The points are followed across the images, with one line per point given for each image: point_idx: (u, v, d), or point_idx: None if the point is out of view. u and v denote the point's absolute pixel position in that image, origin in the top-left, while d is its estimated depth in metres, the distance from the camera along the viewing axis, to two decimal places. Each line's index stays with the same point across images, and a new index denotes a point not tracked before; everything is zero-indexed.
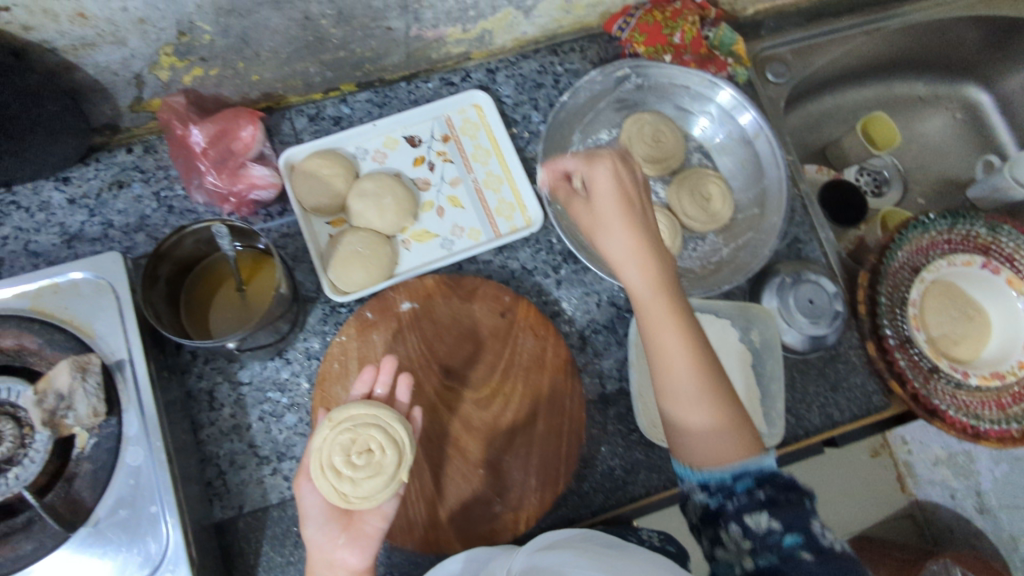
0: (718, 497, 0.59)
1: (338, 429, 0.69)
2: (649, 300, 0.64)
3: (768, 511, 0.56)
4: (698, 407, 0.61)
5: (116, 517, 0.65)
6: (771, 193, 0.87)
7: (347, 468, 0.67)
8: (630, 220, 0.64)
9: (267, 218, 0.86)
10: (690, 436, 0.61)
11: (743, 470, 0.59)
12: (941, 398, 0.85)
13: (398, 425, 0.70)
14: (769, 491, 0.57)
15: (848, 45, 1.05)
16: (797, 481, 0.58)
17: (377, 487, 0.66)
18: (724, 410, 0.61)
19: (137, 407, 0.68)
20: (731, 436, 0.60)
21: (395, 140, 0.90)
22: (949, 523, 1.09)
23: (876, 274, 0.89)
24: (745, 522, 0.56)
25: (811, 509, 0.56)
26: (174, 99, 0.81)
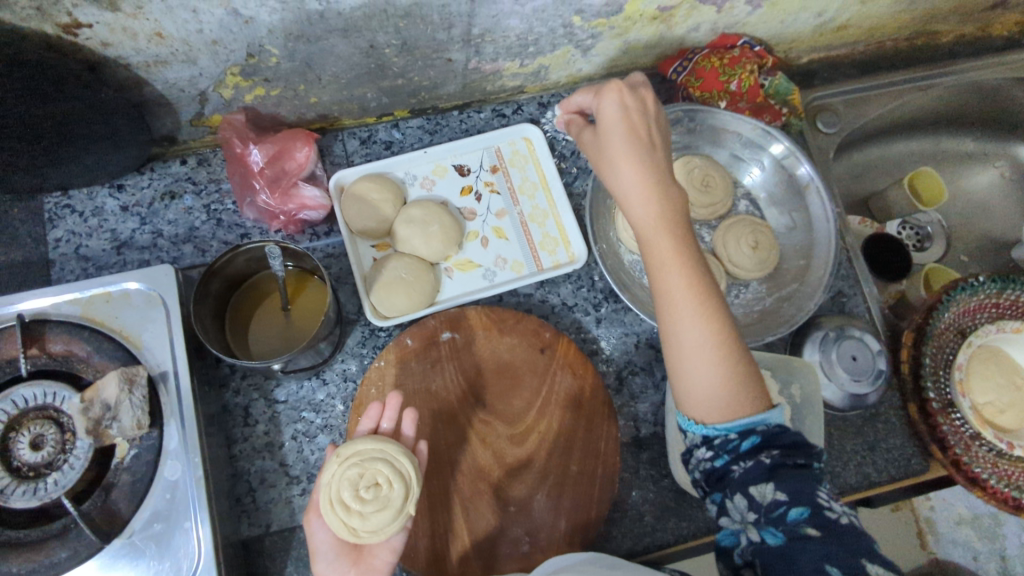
0: (725, 458, 0.56)
1: (345, 464, 0.68)
2: (653, 237, 0.60)
3: (774, 482, 0.53)
4: (702, 356, 0.57)
5: (150, 531, 0.65)
6: (818, 245, 0.87)
7: (355, 502, 0.65)
8: (638, 153, 0.62)
9: (314, 237, 0.88)
10: (691, 384, 0.58)
11: (748, 427, 0.56)
12: (982, 466, 0.82)
13: (405, 459, 0.68)
14: (776, 456, 0.54)
15: (901, 98, 1.04)
16: (802, 444, 0.56)
17: (385, 522, 0.65)
18: (730, 362, 0.57)
19: (178, 420, 0.68)
20: (734, 389, 0.57)
21: (444, 168, 0.91)
22: None
23: (921, 334, 0.88)
24: (751, 493, 0.54)
25: (814, 475, 0.55)
26: (234, 117, 0.82)
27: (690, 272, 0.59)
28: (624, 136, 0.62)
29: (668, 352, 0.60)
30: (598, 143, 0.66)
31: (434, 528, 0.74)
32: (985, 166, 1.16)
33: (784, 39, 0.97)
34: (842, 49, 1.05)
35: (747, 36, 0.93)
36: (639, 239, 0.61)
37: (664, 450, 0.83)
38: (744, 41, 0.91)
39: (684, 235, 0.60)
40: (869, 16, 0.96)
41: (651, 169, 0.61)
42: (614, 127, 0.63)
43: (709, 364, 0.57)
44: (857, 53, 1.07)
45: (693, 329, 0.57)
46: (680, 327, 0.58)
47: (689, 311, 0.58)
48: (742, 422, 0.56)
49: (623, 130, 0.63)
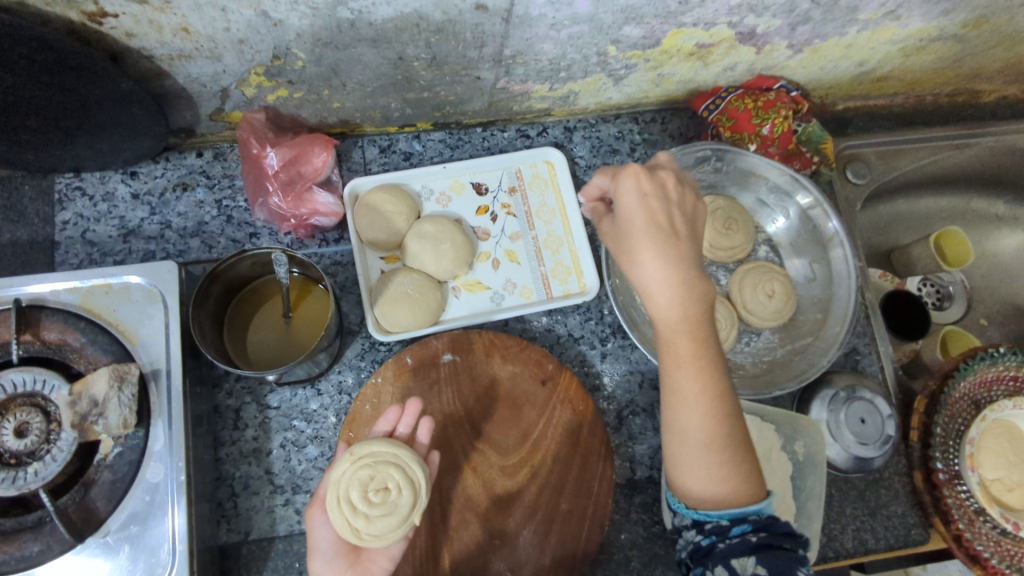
0: (712, 537, 0.57)
1: (358, 464, 0.66)
2: (672, 333, 0.56)
3: (756, 556, 0.55)
4: (703, 455, 0.56)
5: (126, 532, 0.63)
6: (837, 301, 0.84)
7: (363, 504, 0.64)
8: (663, 248, 0.55)
9: (322, 243, 0.86)
10: (686, 469, 0.57)
11: (739, 513, 0.56)
12: (983, 542, 0.80)
13: (418, 468, 0.67)
14: (762, 537, 0.55)
15: (936, 155, 1.02)
16: (792, 531, 0.57)
17: (389, 527, 0.64)
18: (728, 460, 0.56)
19: (166, 420, 0.66)
20: (732, 483, 0.56)
21: (462, 185, 0.89)
22: None
23: (934, 402, 0.85)
24: (732, 566, 0.55)
25: (796, 558, 0.56)
26: (254, 116, 0.81)
27: (702, 371, 0.56)
28: (646, 226, 0.56)
29: (669, 439, 0.58)
30: (616, 226, 0.60)
31: (418, 553, 0.72)
32: (1014, 230, 1.12)
33: (821, 85, 0.95)
34: (880, 100, 1.03)
35: (784, 79, 0.91)
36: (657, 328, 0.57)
37: (658, 495, 0.81)
38: (781, 85, 0.89)
39: (702, 334, 0.56)
40: (911, 70, 0.94)
41: (678, 267, 0.55)
42: (637, 217, 0.57)
43: (708, 462, 0.56)
44: (895, 104, 1.05)
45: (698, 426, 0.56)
46: (684, 421, 0.56)
47: (694, 410, 0.55)
48: (733, 509, 0.56)
49: (645, 219, 0.56)
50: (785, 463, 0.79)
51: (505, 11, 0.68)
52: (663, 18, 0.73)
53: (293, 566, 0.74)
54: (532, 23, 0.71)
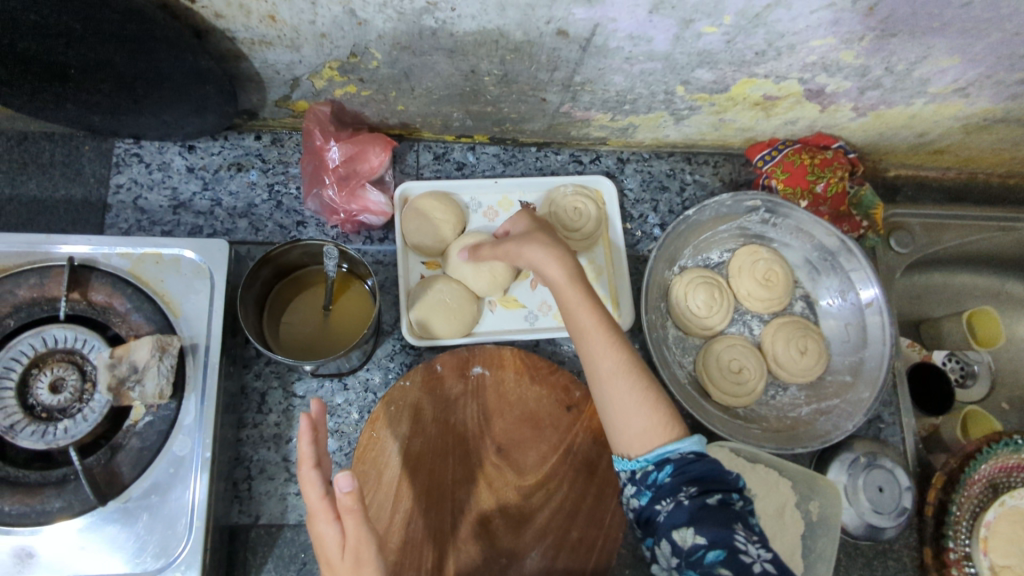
0: (649, 496, 0.60)
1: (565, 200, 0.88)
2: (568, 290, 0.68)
3: (693, 525, 0.56)
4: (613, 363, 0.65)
5: (146, 501, 0.62)
6: (868, 365, 0.84)
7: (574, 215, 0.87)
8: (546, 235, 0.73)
9: (366, 241, 0.87)
10: (614, 407, 0.64)
11: (665, 458, 0.60)
12: None
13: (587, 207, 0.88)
14: (694, 495, 0.57)
15: (982, 234, 1.02)
16: (716, 471, 0.59)
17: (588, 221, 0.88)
18: (655, 406, 0.63)
19: (199, 395, 0.66)
20: (648, 410, 0.63)
21: (510, 202, 0.90)
22: None
23: (952, 481, 0.83)
24: (672, 536, 0.57)
25: (736, 513, 0.57)
26: (320, 108, 0.82)
27: (616, 346, 0.66)
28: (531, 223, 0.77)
29: (599, 387, 0.65)
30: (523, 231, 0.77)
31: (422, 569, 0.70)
32: None
33: (878, 150, 0.96)
34: (931, 171, 1.04)
35: (843, 140, 0.92)
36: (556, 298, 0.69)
37: None
38: (838, 145, 0.90)
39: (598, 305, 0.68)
40: (969, 147, 0.95)
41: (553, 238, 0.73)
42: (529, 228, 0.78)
43: (626, 378, 0.64)
44: (946, 178, 1.05)
45: (621, 387, 0.64)
46: (606, 362, 0.65)
47: (609, 348, 0.65)
48: (658, 453, 0.61)
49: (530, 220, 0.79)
50: (797, 521, 0.77)
51: (584, 40, 0.69)
52: (737, 65, 0.73)
53: (300, 556, 0.74)
54: (608, 54, 0.72)
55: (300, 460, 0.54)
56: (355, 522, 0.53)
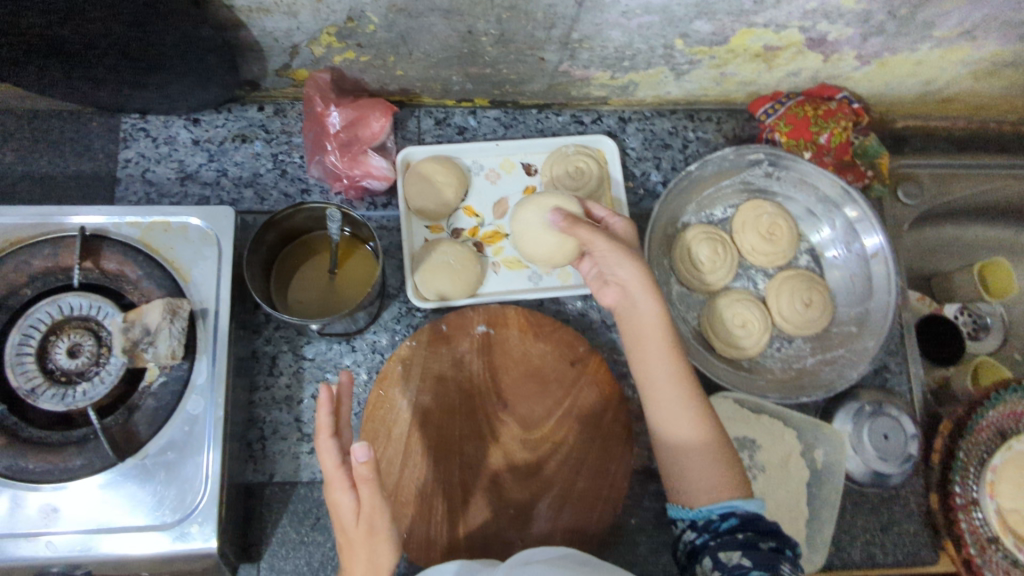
0: (705, 536, 0.61)
1: (564, 159, 0.89)
2: (648, 329, 0.68)
3: (742, 550, 0.58)
4: (686, 415, 0.66)
5: (163, 458, 0.65)
6: (873, 316, 0.84)
7: (574, 172, 0.88)
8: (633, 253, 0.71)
9: (371, 207, 0.88)
10: (683, 454, 0.65)
11: (731, 509, 0.61)
12: (992, 571, 0.80)
13: (587, 163, 0.88)
14: (751, 536, 0.59)
15: (998, 183, 1.01)
16: (775, 530, 0.61)
17: (589, 177, 0.88)
18: (722, 462, 0.64)
19: (209, 357, 0.68)
20: (715, 464, 0.64)
21: (512, 164, 0.91)
22: None
23: (960, 427, 0.86)
24: (718, 556, 0.59)
25: (786, 561, 0.59)
26: (320, 75, 0.83)
27: (689, 398, 0.66)
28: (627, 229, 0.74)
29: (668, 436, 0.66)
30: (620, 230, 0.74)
31: (428, 527, 0.73)
32: None
33: (884, 101, 0.95)
34: (941, 121, 1.03)
35: (848, 90, 0.91)
36: (630, 340, 0.70)
37: None
38: (842, 96, 0.90)
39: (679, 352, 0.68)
40: (978, 94, 0.94)
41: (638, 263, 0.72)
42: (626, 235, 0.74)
43: (692, 426, 0.66)
44: (955, 128, 1.04)
45: (694, 441, 0.65)
46: (681, 413, 0.66)
47: (683, 401, 0.66)
48: (723, 505, 0.62)
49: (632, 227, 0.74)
50: (802, 470, 0.81)
51: None
52: (736, 16, 0.73)
53: (314, 511, 0.77)
54: (604, 9, 0.71)
55: (318, 429, 0.59)
56: (369, 491, 0.59)
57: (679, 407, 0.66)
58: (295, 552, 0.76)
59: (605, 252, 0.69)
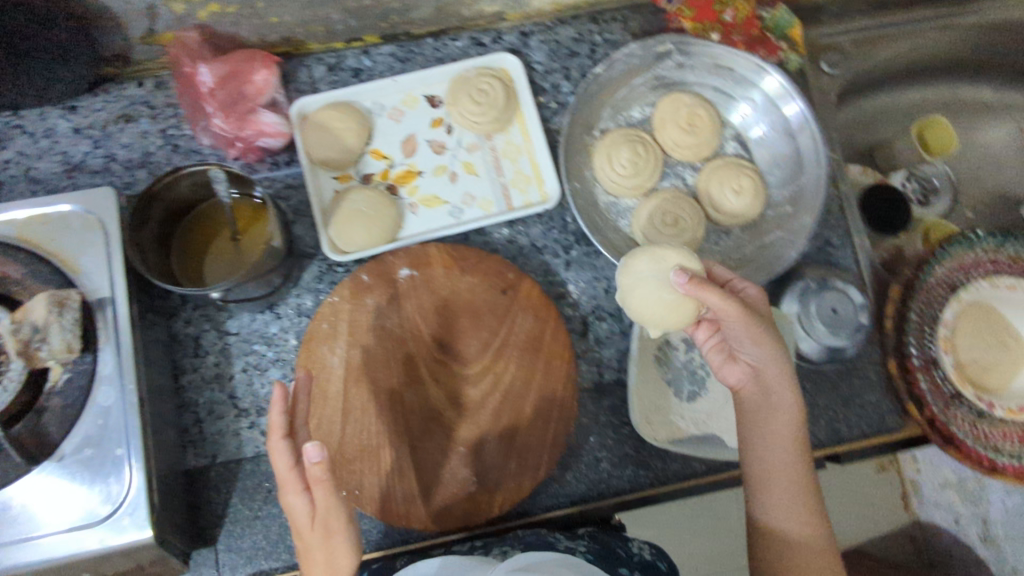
0: None
1: (467, 83, 0.84)
2: (788, 416, 0.67)
3: None
4: (794, 506, 0.66)
5: (81, 455, 0.62)
6: (807, 192, 0.82)
7: (479, 96, 0.83)
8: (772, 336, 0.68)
9: (273, 167, 0.84)
10: (781, 546, 0.65)
11: None
12: (959, 425, 0.81)
13: (491, 83, 0.84)
14: None
15: (916, 39, 1.03)
16: None
17: (496, 98, 0.83)
18: (823, 561, 0.64)
19: (114, 346, 0.65)
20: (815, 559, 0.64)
21: (415, 99, 0.86)
22: (948, 547, 1.02)
23: (910, 289, 0.84)
24: None
25: None
26: (187, 35, 0.78)
27: (807, 501, 0.66)
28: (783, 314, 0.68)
29: (767, 527, 0.66)
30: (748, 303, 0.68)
31: (381, 481, 0.72)
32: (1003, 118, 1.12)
33: None
34: None
35: None
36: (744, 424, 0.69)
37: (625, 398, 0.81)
38: None
39: (800, 443, 0.67)
40: None
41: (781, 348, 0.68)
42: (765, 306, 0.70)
43: (800, 517, 0.65)
44: None
45: (802, 540, 0.65)
46: (788, 512, 0.66)
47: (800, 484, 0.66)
48: None
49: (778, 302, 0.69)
50: None
51: None
52: None
53: (263, 484, 0.77)
54: None
55: (270, 430, 0.58)
56: (323, 491, 0.58)
57: (787, 489, 0.66)
58: (250, 528, 0.75)
59: (732, 315, 0.65)
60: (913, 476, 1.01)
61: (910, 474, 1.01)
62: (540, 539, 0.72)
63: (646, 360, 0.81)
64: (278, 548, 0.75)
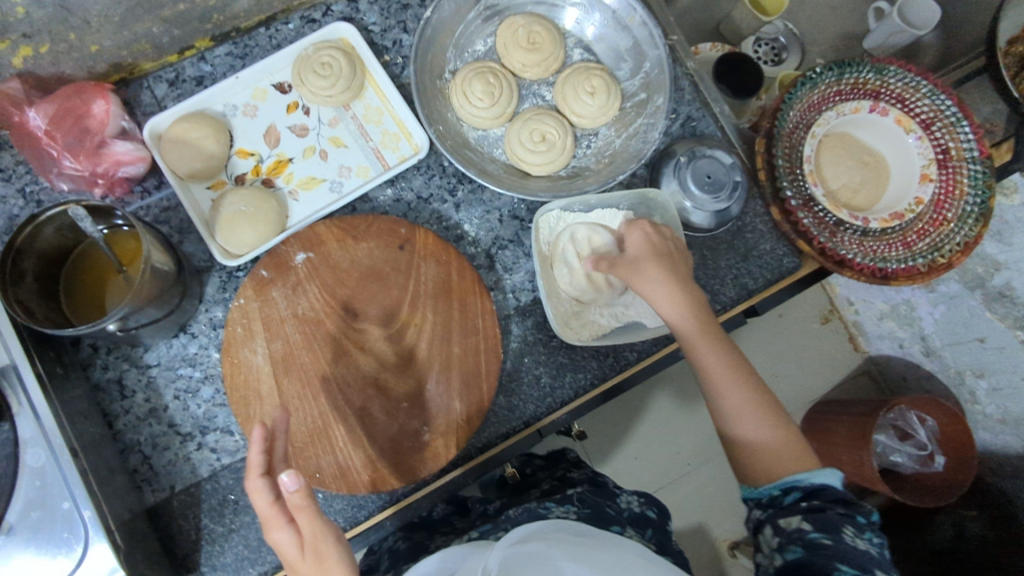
0: (772, 507, 0.63)
1: (308, 60, 0.84)
2: (693, 333, 0.69)
3: (801, 514, 0.60)
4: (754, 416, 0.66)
5: (29, 520, 0.61)
6: (653, 75, 0.88)
7: (324, 69, 0.83)
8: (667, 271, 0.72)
9: (144, 195, 0.83)
10: (762, 460, 0.65)
11: (790, 483, 0.62)
12: (848, 248, 0.87)
13: (331, 54, 0.84)
14: (815, 504, 0.60)
15: None
16: (846, 497, 0.61)
17: (341, 66, 0.84)
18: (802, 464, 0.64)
19: (29, 409, 0.62)
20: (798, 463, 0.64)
21: (263, 90, 0.87)
22: (902, 372, 1.38)
23: (772, 137, 0.89)
24: (786, 519, 0.60)
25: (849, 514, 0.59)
26: (9, 86, 0.76)
27: (765, 406, 0.67)
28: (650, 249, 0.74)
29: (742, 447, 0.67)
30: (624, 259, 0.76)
31: (337, 456, 0.73)
32: None
33: None
34: None
35: None
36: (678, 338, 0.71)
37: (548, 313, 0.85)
38: None
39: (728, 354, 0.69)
40: None
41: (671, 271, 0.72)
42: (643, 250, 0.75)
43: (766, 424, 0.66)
44: None
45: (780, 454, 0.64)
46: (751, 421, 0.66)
47: (758, 413, 0.66)
48: (785, 479, 0.63)
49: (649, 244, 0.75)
50: None
51: None
52: None
53: (228, 498, 0.75)
54: None
55: (247, 468, 0.55)
56: (309, 517, 0.54)
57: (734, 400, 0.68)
58: (228, 543, 0.73)
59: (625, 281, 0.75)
60: (853, 317, 1.46)
61: (850, 316, 1.46)
62: (531, 514, 0.70)
63: (549, 272, 0.82)
64: (261, 552, 0.73)
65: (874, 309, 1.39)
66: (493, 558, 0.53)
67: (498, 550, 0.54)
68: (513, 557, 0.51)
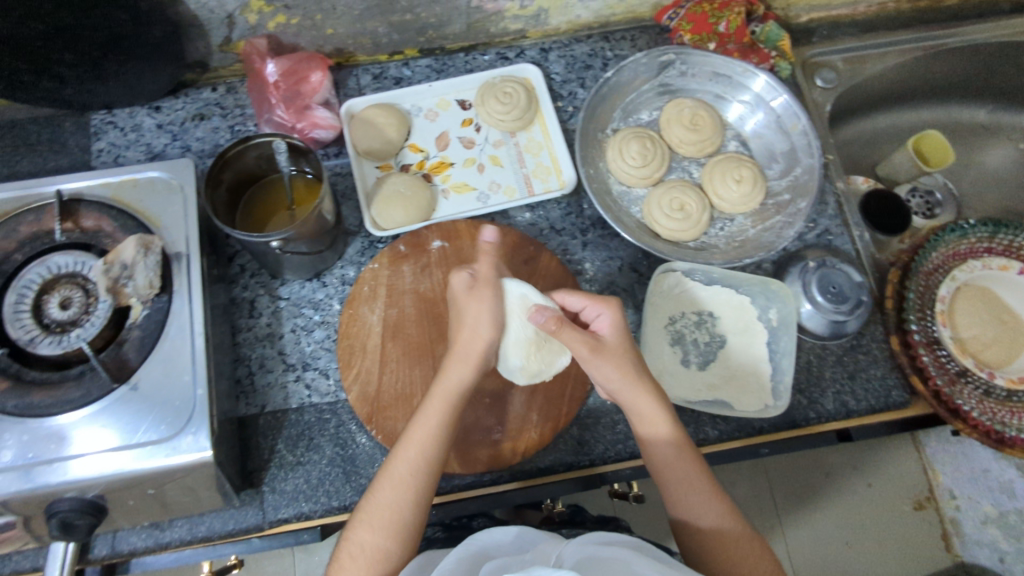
0: None
1: (490, 87, 0.95)
2: (645, 407, 0.69)
3: None
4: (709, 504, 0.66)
5: (151, 380, 0.68)
6: (804, 179, 0.92)
7: (503, 97, 0.94)
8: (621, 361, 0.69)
9: (325, 157, 0.95)
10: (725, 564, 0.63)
11: None
12: (966, 400, 0.85)
13: (512, 86, 0.95)
14: None
15: (904, 57, 1.11)
16: None
17: (520, 97, 0.94)
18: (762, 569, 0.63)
19: (186, 290, 0.72)
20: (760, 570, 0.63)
21: (447, 102, 0.98)
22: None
23: (907, 271, 0.90)
24: None
25: None
26: (258, 41, 0.90)
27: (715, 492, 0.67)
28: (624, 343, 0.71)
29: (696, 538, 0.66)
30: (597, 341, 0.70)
31: None
32: (997, 141, 1.26)
33: None
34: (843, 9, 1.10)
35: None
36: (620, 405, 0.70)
37: None
38: None
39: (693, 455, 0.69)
40: None
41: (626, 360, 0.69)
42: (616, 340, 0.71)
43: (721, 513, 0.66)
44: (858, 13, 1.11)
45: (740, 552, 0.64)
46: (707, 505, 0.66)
47: (712, 500, 0.66)
48: None
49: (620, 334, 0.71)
50: (760, 330, 0.85)
51: None
52: None
53: (307, 433, 0.80)
54: None
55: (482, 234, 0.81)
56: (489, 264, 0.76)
57: (704, 512, 0.66)
58: (292, 473, 0.79)
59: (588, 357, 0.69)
60: (952, 513, 1.29)
61: (949, 510, 1.29)
62: None
63: (656, 327, 0.86)
64: (317, 491, 0.78)
65: (978, 509, 1.26)
66: (570, 551, 0.54)
67: (577, 544, 0.55)
68: (591, 557, 0.51)
